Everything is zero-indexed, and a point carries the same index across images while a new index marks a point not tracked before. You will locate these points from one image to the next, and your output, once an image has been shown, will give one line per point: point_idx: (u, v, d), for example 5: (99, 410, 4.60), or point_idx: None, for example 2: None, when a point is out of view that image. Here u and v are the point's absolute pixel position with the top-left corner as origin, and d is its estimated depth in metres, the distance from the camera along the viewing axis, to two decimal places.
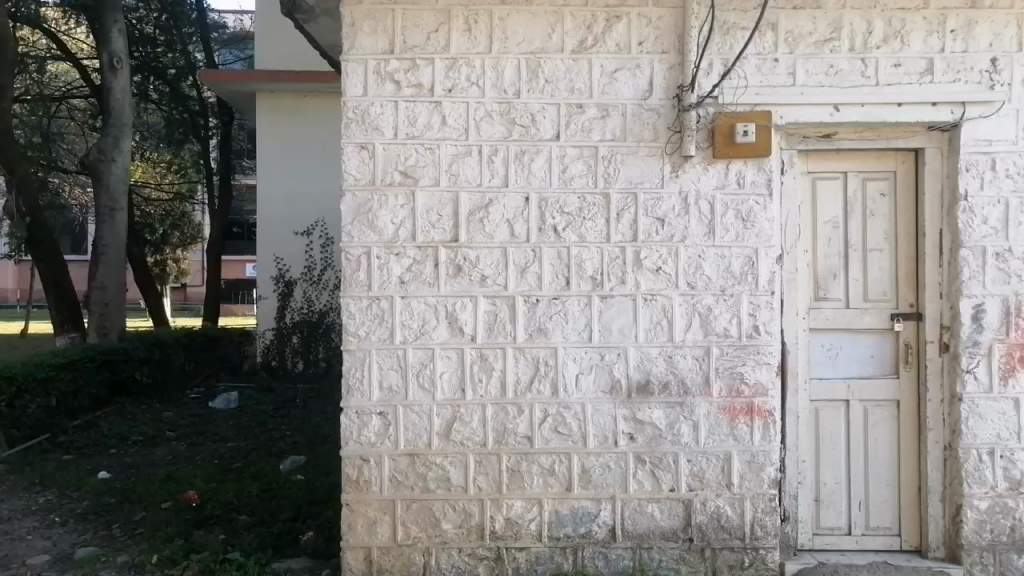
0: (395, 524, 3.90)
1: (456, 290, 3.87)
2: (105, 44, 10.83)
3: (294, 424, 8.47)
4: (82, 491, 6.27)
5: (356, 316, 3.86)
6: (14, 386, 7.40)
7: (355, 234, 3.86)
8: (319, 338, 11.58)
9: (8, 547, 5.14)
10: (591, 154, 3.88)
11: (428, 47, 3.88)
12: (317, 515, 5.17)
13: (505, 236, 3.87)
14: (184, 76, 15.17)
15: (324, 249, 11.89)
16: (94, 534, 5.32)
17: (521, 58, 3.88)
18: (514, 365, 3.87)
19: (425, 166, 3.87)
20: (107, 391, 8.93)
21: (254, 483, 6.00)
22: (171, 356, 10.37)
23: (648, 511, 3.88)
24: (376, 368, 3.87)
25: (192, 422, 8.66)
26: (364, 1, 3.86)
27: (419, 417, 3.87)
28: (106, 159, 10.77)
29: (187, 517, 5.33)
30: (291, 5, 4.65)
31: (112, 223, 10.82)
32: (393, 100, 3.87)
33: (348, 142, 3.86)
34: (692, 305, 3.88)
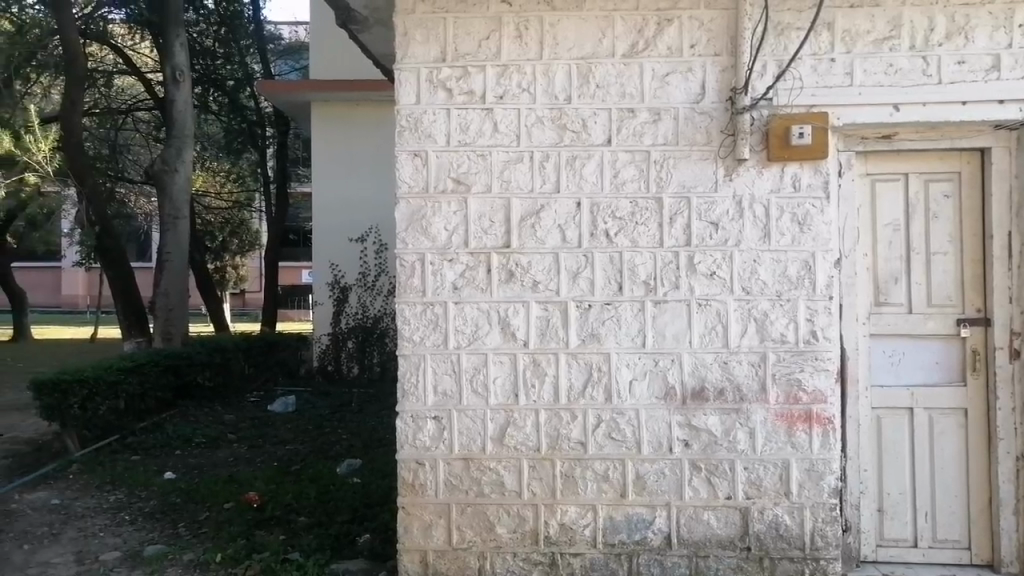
0: (450, 528, 3.94)
1: (508, 296, 3.89)
2: (169, 58, 11.22)
3: (350, 428, 8.62)
4: (149, 490, 6.50)
5: (410, 321, 3.92)
6: (85, 389, 7.71)
7: (409, 240, 3.92)
8: (374, 343, 11.80)
9: (82, 544, 5.37)
10: (643, 159, 3.86)
11: (479, 55, 3.92)
12: (373, 518, 5.25)
13: (557, 241, 3.88)
14: (242, 88, 15.63)
15: (378, 255, 12.09)
16: (162, 532, 5.51)
17: (572, 64, 3.89)
18: (567, 371, 3.87)
19: (478, 173, 3.91)
20: (171, 394, 9.23)
21: (311, 485, 6.13)
22: (232, 361, 10.64)
23: (704, 519, 3.84)
24: (430, 373, 3.92)
25: (251, 425, 8.88)
26: (416, 11, 3.93)
27: (473, 422, 3.91)
28: (169, 169, 11.12)
29: (248, 518, 5.47)
30: (346, 16, 4.74)
31: (175, 231, 11.14)
32: (445, 108, 3.92)
33: (402, 150, 3.93)
34: (748, 310, 3.82)
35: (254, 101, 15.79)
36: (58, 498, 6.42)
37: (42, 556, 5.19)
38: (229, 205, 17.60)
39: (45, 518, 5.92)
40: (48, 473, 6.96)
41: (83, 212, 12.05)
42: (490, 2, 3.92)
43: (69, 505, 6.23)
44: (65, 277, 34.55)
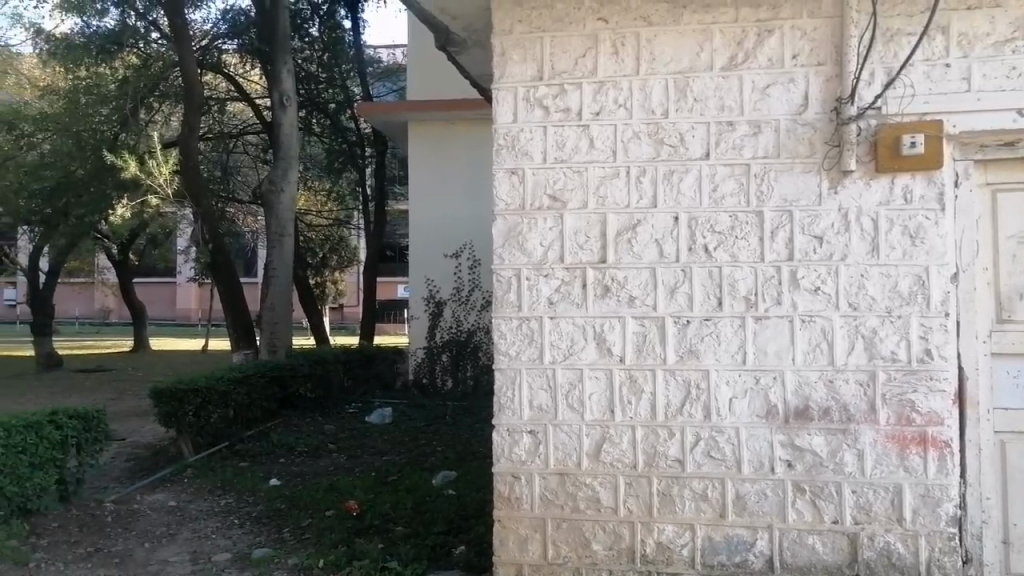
0: (545, 542, 3.94)
1: (604, 311, 3.88)
2: (277, 84, 11.83)
3: (445, 440, 8.78)
4: (257, 495, 6.80)
5: (506, 335, 3.98)
6: (198, 397, 8.16)
7: (506, 256, 3.98)
8: (467, 357, 12.02)
9: (196, 545, 5.67)
10: (743, 171, 3.80)
11: (576, 72, 3.96)
12: (468, 530, 5.33)
13: (654, 256, 3.85)
14: (343, 110, 16.29)
15: (471, 271, 12.29)
16: (268, 536, 5.76)
17: (669, 78, 3.87)
18: (664, 388, 3.83)
19: (573, 189, 3.93)
20: (276, 404, 9.64)
21: (409, 496, 6.28)
22: (332, 373, 11.02)
23: (809, 543, 3.70)
24: (526, 388, 3.95)
25: (350, 436, 9.16)
26: (514, 31, 4.02)
27: (569, 437, 3.91)
28: (277, 189, 11.68)
29: (349, 526, 5.66)
30: (445, 39, 4.84)
31: (281, 248, 11.68)
32: (542, 126, 3.98)
33: (499, 168, 4.00)
34: (855, 327, 3.68)
35: (354, 123, 16.36)
36: (174, 500, 6.82)
37: (161, 554, 5.52)
38: (329, 222, 18.31)
39: (163, 519, 6.29)
40: (165, 476, 7.40)
41: (198, 230, 12.77)
42: (588, 20, 3.96)
43: (184, 507, 6.60)
44: (180, 292, 36.68)
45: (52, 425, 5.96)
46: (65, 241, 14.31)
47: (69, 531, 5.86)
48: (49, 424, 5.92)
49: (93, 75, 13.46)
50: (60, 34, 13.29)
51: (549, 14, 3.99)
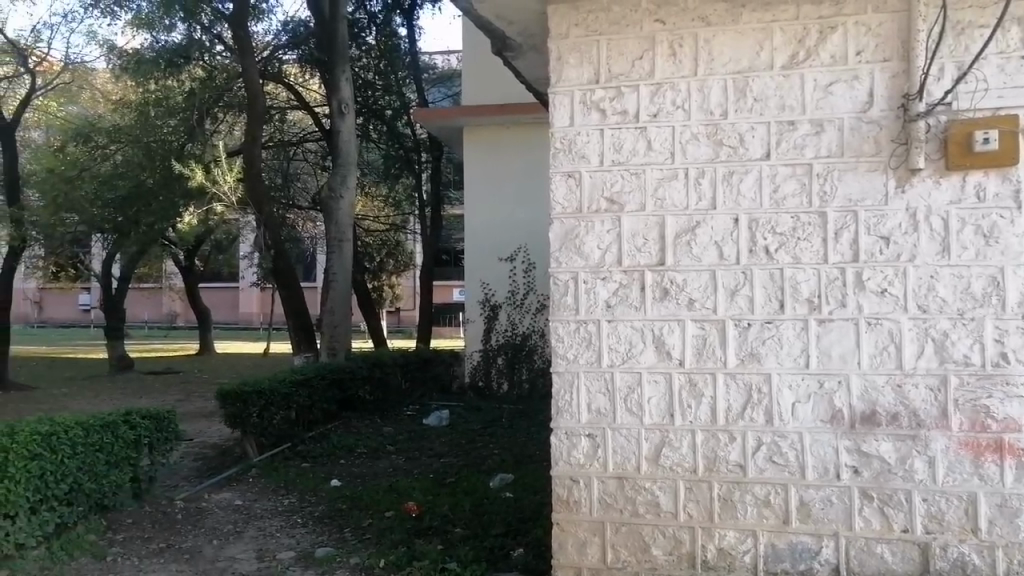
0: (604, 546, 3.93)
1: (664, 314, 3.86)
2: (336, 92, 12.08)
3: (502, 443, 8.83)
4: (319, 495, 6.95)
5: (564, 339, 3.98)
6: (262, 399, 8.38)
7: (563, 259, 3.99)
8: (523, 360, 12.19)
9: (262, 542, 5.84)
10: (805, 171, 3.72)
11: (633, 74, 3.95)
12: (526, 533, 5.35)
13: (713, 258, 3.80)
14: (399, 116, 16.52)
15: (526, 274, 12.32)
16: (330, 535, 5.88)
17: (727, 78, 3.83)
18: (725, 393, 3.78)
19: (631, 191, 3.92)
20: (336, 406, 9.81)
21: (466, 498, 6.33)
22: (390, 376, 11.18)
23: (877, 552, 3.60)
24: (584, 392, 3.95)
25: (409, 438, 9.28)
26: (570, 35, 4.03)
27: (628, 441, 3.89)
28: (336, 196, 11.93)
29: (408, 527, 5.74)
30: (501, 44, 4.85)
31: (340, 253, 11.91)
32: (598, 128, 3.97)
33: (556, 172, 4.01)
34: (925, 330, 3.57)
35: (410, 129, 16.58)
36: (240, 499, 7.01)
37: (228, 551, 5.69)
38: (386, 227, 18.60)
39: (230, 517, 6.49)
40: (231, 475, 7.62)
41: (261, 237, 13.12)
42: (645, 22, 3.94)
43: (250, 506, 6.79)
44: (242, 296, 37.71)
45: (127, 425, 6.21)
46: (136, 247, 14.89)
47: (143, 527, 6.08)
48: (124, 424, 6.18)
49: (162, 88, 13.96)
50: (131, 50, 13.80)
51: (606, 17, 3.99)
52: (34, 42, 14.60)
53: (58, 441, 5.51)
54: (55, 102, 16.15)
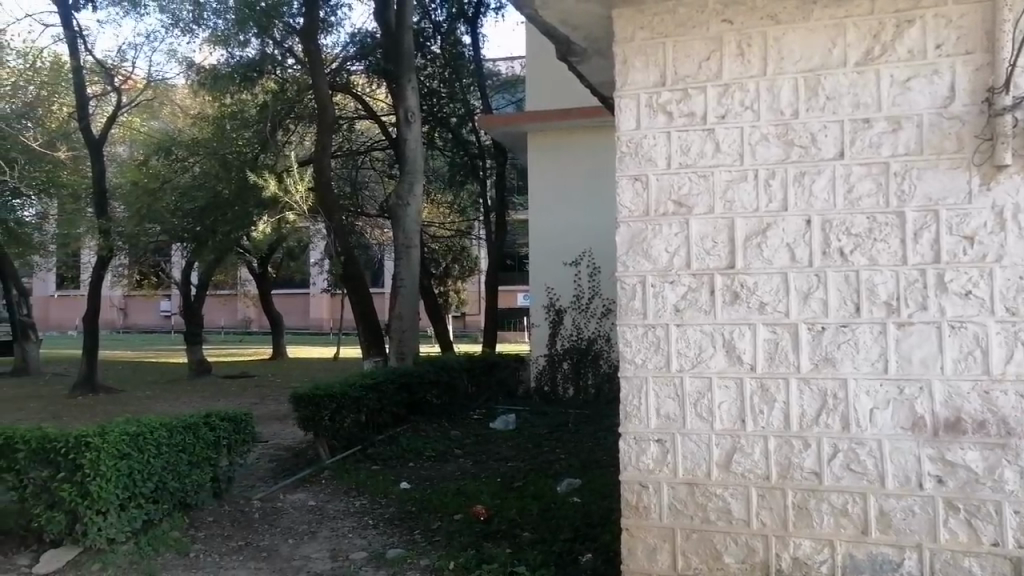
0: (674, 553, 3.89)
1: (734, 318, 3.79)
2: (402, 101, 12.31)
3: (568, 447, 8.81)
4: (389, 497, 7.08)
5: (632, 343, 3.96)
6: (334, 402, 8.59)
7: (630, 263, 3.97)
8: (589, 364, 12.14)
9: (335, 542, 5.98)
10: (881, 170, 3.61)
11: (700, 75, 3.90)
12: (594, 538, 5.32)
13: (785, 261, 3.72)
14: (464, 123, 16.71)
15: (591, 278, 12.28)
16: (401, 537, 5.98)
17: (798, 77, 3.75)
18: (799, 398, 3.69)
19: (699, 193, 3.87)
20: (405, 409, 9.96)
21: (534, 502, 6.33)
22: (457, 381, 11.29)
23: (965, 566, 3.45)
24: (652, 396, 3.92)
25: (476, 442, 9.36)
26: (635, 38, 4.02)
27: (697, 446, 3.84)
28: (403, 203, 12.14)
29: (477, 530, 5.78)
30: (566, 49, 4.86)
31: (408, 259, 12.11)
32: (665, 131, 3.94)
33: (623, 175, 4.00)
34: (1014, 333, 3.41)
35: (475, 135, 16.75)
36: (314, 500, 7.20)
37: (303, 550, 5.85)
38: (452, 233, 18.82)
39: (304, 517, 6.67)
40: (304, 477, 7.83)
41: (331, 244, 13.44)
42: (711, 23, 3.90)
43: (322, 507, 6.96)
44: (313, 302, 38.68)
45: (208, 427, 6.47)
46: (213, 256, 15.44)
47: (222, 525, 6.30)
48: (204, 426, 6.43)
49: (238, 102, 14.53)
50: (209, 66, 14.35)
51: (671, 20, 3.96)
52: (119, 62, 15.34)
53: (145, 442, 5.77)
54: (139, 119, 16.97)
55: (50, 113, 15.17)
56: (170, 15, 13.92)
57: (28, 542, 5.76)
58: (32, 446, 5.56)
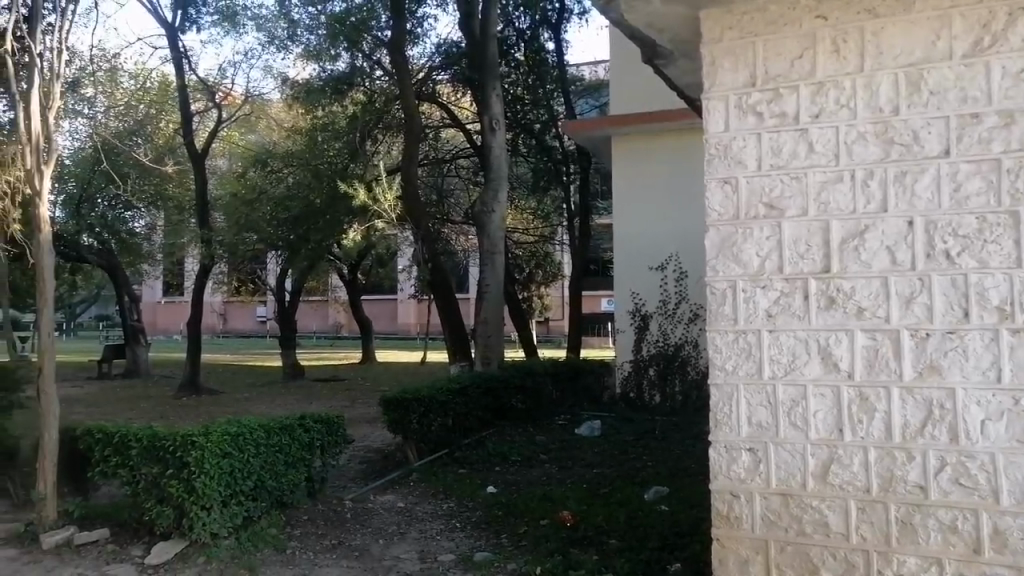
0: (768, 566, 3.77)
1: (829, 323, 3.65)
2: (487, 109, 12.45)
3: (655, 455, 8.70)
4: (476, 501, 7.14)
5: (722, 349, 3.87)
6: (421, 405, 8.75)
7: (720, 268, 3.89)
8: (675, 371, 11.92)
9: (423, 544, 6.09)
10: (992, 168, 3.41)
11: (792, 74, 3.79)
12: (683, 547, 5.24)
13: (885, 264, 3.56)
14: (548, 129, 16.79)
15: (678, 283, 12.07)
16: (488, 540, 6.04)
17: (899, 72, 3.59)
18: (901, 408, 3.52)
19: (792, 196, 3.76)
20: (490, 414, 10.04)
21: (621, 509, 6.28)
22: (542, 386, 11.31)
23: None
24: (744, 404, 3.82)
25: (561, 447, 9.36)
26: (724, 38, 3.94)
27: (792, 456, 3.72)
28: (488, 210, 12.27)
29: (563, 536, 5.77)
30: (652, 51, 4.80)
31: (492, 266, 12.23)
32: (755, 133, 3.85)
33: (711, 178, 3.92)
34: None
35: (559, 140, 16.77)
36: (403, 501, 7.35)
37: (393, 551, 5.98)
38: (536, 239, 18.94)
39: (393, 518, 6.82)
40: (393, 478, 8.01)
41: (418, 251, 13.71)
42: (805, 19, 3.79)
43: (412, 508, 7.11)
44: (401, 307, 39.62)
45: (302, 428, 6.72)
46: (306, 263, 16.01)
47: (316, 523, 6.49)
48: (300, 427, 6.68)
49: (329, 114, 14.94)
50: (303, 80, 14.97)
51: (762, 18, 3.87)
52: (220, 79, 16.15)
53: (245, 442, 6.05)
54: (239, 132, 17.87)
55: (158, 130, 16.13)
56: (266, 32, 14.79)
57: (140, 534, 6.13)
58: (144, 444, 5.92)
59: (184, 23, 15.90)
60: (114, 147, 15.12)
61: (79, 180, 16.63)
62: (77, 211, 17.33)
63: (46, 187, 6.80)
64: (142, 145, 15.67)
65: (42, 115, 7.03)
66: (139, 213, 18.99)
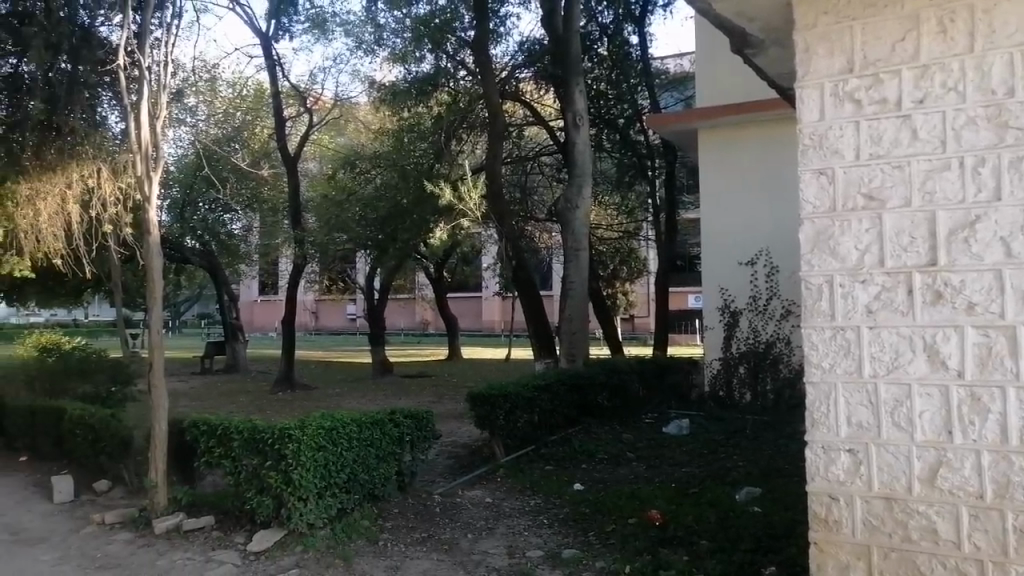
0: (871, 572, 3.61)
1: (935, 319, 3.46)
2: (570, 105, 12.39)
3: (746, 454, 8.50)
4: (563, 498, 7.14)
5: (818, 346, 3.72)
6: (508, 402, 8.81)
7: (815, 263, 3.73)
8: (767, 369, 11.49)
9: (512, 539, 6.15)
10: None
11: (894, 58, 3.61)
12: (778, 550, 5.11)
13: (998, 256, 3.35)
14: (632, 124, 16.61)
15: (769, 279, 11.70)
16: (574, 538, 6.03)
17: (1013, 51, 3.38)
18: (1018, 410, 3.30)
19: (894, 185, 3.57)
20: (576, 411, 10.01)
21: (712, 509, 6.16)
22: (628, 383, 11.21)
23: None
24: (843, 404, 3.66)
25: (649, 445, 9.25)
26: (819, 23, 3.79)
27: (896, 458, 3.55)
28: (572, 206, 12.23)
29: (653, 535, 5.72)
30: (741, 42, 4.68)
31: (577, 262, 12.18)
32: (853, 121, 3.68)
33: (805, 169, 3.78)
34: None
35: (644, 135, 16.58)
36: (490, 497, 7.43)
37: (482, 546, 6.05)
38: (620, 235, 18.81)
39: (481, 513, 6.90)
40: (480, 474, 8.09)
41: (502, 248, 13.79)
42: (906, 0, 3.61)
43: (500, 504, 7.18)
44: (485, 305, 39.99)
45: (392, 423, 6.89)
46: (393, 262, 16.37)
47: (407, 516, 6.61)
48: (390, 422, 6.86)
49: (414, 115, 15.19)
50: (388, 82, 15.29)
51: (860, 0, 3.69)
52: (310, 84, 16.67)
53: (339, 435, 6.24)
54: (329, 135, 18.46)
55: (254, 136, 16.81)
56: (354, 38, 15.14)
57: (242, 522, 6.41)
58: (245, 437, 6.19)
59: (277, 32, 16.52)
60: (214, 153, 15.83)
61: (183, 184, 17.62)
62: (181, 214, 18.32)
63: (154, 192, 7.22)
64: (239, 149, 16.39)
65: (149, 124, 7.38)
66: (237, 216, 19.83)
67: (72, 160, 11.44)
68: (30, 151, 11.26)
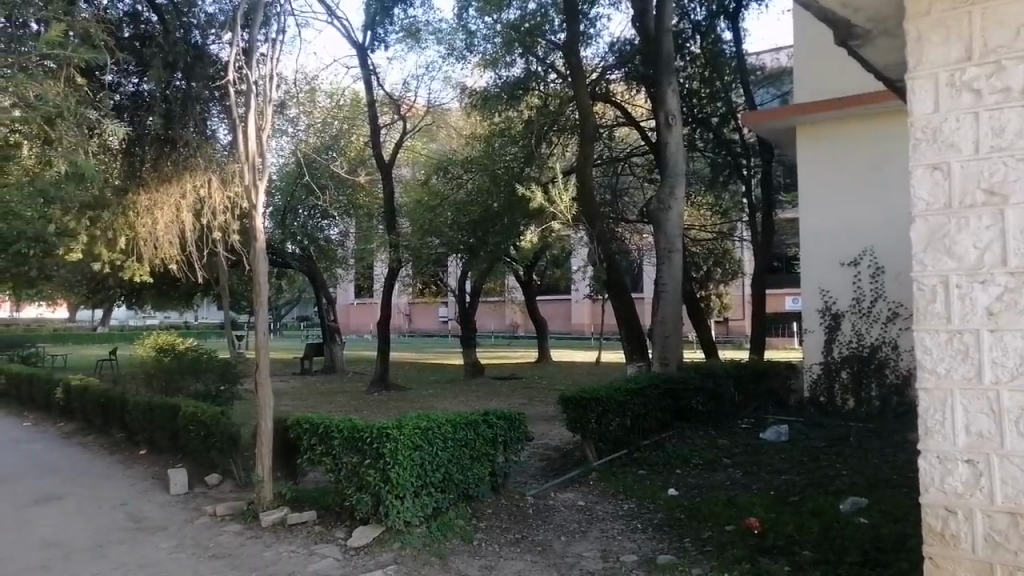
0: None
1: None
2: (663, 105, 12.20)
3: (850, 463, 8.13)
4: (657, 503, 7.03)
5: (933, 351, 3.41)
6: (600, 405, 8.74)
7: (929, 262, 3.44)
8: (871, 374, 10.98)
9: (605, 543, 6.10)
10: None
11: (1018, 44, 3.28)
12: (888, 564, 4.87)
13: None
14: (726, 121, 16.23)
15: (873, 280, 11.14)
16: (669, 544, 5.93)
17: None
18: None
19: (1020, 179, 3.23)
20: (670, 415, 9.84)
21: (814, 519, 5.92)
22: (723, 388, 10.93)
23: None
24: (960, 411, 3.34)
25: (746, 452, 8.99)
26: (932, 10, 3.52)
27: (1022, 471, 3.18)
28: (664, 207, 12.07)
29: (751, 543, 5.57)
30: (846, 34, 4.48)
31: (670, 264, 11.96)
32: (972, 111, 3.37)
33: (917, 164, 3.50)
34: None
35: (738, 133, 16.18)
36: (583, 500, 7.41)
37: (576, 548, 6.03)
38: (714, 236, 18.43)
39: (575, 516, 6.88)
40: (574, 477, 8.08)
41: (593, 251, 13.71)
42: None
43: (593, 507, 7.14)
44: (575, 307, 39.95)
45: (486, 424, 6.97)
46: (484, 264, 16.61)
47: (501, 517, 6.67)
48: (483, 424, 6.94)
49: (505, 119, 15.37)
50: (480, 88, 15.52)
51: None
52: (404, 92, 17.11)
53: (434, 435, 6.37)
54: (422, 142, 18.84)
55: (351, 144, 17.43)
56: (446, 46, 15.46)
57: (343, 518, 6.63)
58: (345, 435, 6.39)
59: (373, 43, 17.02)
60: (313, 162, 16.49)
61: (285, 192, 18.44)
62: (282, 220, 19.17)
63: (260, 200, 7.55)
64: (337, 157, 16.98)
65: (256, 135, 7.74)
66: (335, 222, 20.54)
67: (186, 171, 11.94)
68: (149, 164, 12.04)
